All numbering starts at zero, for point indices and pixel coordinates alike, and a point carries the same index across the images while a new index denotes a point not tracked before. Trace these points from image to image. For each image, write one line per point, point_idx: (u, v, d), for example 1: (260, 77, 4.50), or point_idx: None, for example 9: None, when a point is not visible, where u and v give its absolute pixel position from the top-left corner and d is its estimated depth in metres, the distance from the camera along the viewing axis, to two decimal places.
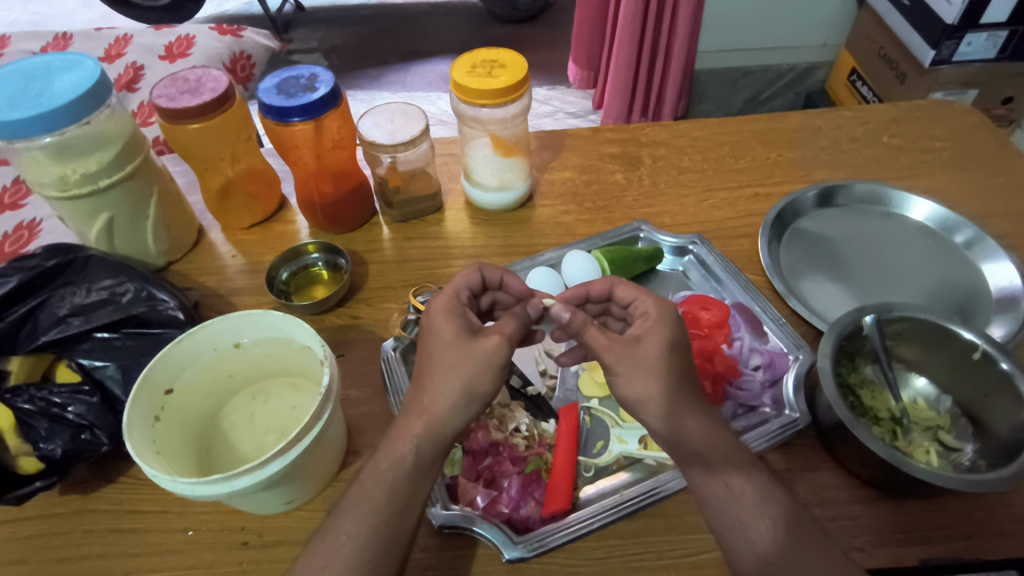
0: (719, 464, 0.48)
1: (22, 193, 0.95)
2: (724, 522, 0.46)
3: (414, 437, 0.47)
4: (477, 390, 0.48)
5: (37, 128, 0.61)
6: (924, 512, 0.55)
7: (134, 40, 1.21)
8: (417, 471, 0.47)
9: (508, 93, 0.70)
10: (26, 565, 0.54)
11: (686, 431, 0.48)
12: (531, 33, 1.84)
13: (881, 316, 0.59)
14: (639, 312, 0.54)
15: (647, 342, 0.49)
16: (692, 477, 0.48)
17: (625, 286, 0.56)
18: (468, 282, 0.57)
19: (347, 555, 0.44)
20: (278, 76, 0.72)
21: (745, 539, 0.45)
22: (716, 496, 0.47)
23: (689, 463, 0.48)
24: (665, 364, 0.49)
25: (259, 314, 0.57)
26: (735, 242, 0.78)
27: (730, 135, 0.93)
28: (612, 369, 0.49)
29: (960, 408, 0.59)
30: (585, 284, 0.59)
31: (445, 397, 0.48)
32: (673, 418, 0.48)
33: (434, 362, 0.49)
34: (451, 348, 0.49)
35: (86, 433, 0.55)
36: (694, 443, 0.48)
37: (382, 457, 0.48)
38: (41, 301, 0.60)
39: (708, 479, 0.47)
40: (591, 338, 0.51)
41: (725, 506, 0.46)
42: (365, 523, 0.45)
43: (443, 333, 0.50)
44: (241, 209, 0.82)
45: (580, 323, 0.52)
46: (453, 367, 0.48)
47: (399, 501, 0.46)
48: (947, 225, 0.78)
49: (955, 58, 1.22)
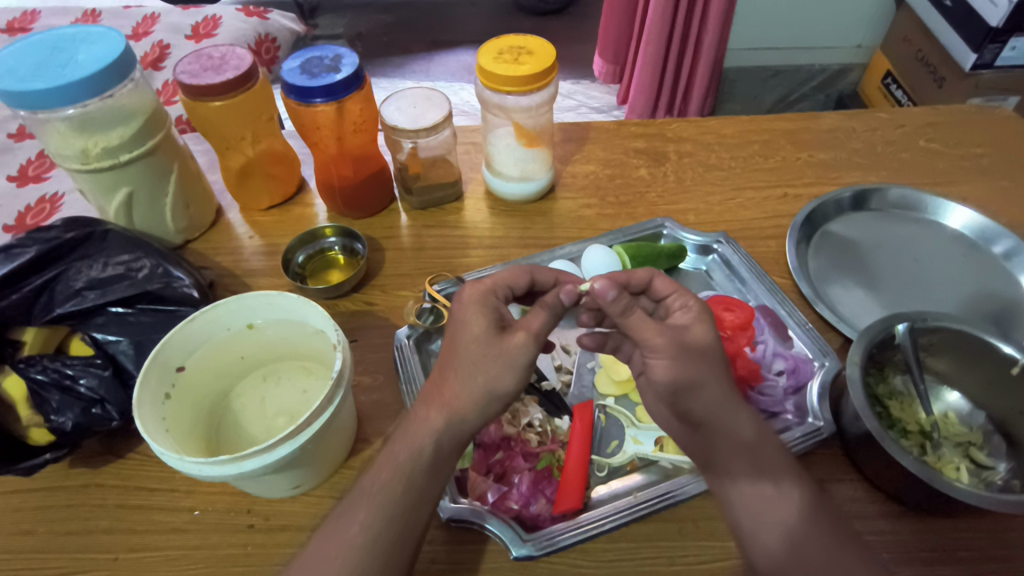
0: (768, 461, 0.46)
1: (46, 166, 0.95)
2: (755, 513, 0.44)
3: (434, 431, 0.46)
4: (498, 391, 0.46)
5: (61, 99, 0.61)
6: (951, 531, 0.52)
7: (161, 18, 1.20)
8: (434, 464, 0.46)
9: (535, 80, 0.68)
10: (32, 537, 0.54)
11: (736, 424, 0.47)
12: (557, 26, 1.82)
13: (915, 325, 0.57)
14: (676, 307, 0.52)
15: (692, 331, 0.48)
16: (732, 471, 0.46)
17: (664, 280, 0.54)
18: (512, 284, 0.55)
19: (360, 546, 0.43)
20: (301, 57, 0.71)
21: (771, 536, 0.43)
22: (756, 496, 0.45)
23: (739, 455, 0.46)
24: (706, 357, 0.48)
25: (273, 295, 0.56)
26: (761, 243, 0.76)
27: (760, 133, 0.91)
28: (654, 352, 0.47)
29: (993, 424, 0.57)
30: (622, 273, 0.55)
31: (468, 391, 0.46)
32: (725, 410, 0.47)
33: (461, 356, 0.47)
34: (482, 342, 0.47)
35: (97, 408, 0.55)
36: (745, 435, 0.46)
37: (399, 447, 0.46)
38: (57, 273, 0.59)
39: (754, 474, 0.45)
40: (639, 322, 0.48)
41: (762, 508, 0.44)
42: (379, 513, 0.44)
43: (474, 327, 0.48)
44: (260, 190, 0.81)
45: (625, 306, 0.48)
46: (483, 362, 0.46)
47: (416, 494, 0.45)
48: (987, 234, 0.74)
49: (997, 63, 1.18)
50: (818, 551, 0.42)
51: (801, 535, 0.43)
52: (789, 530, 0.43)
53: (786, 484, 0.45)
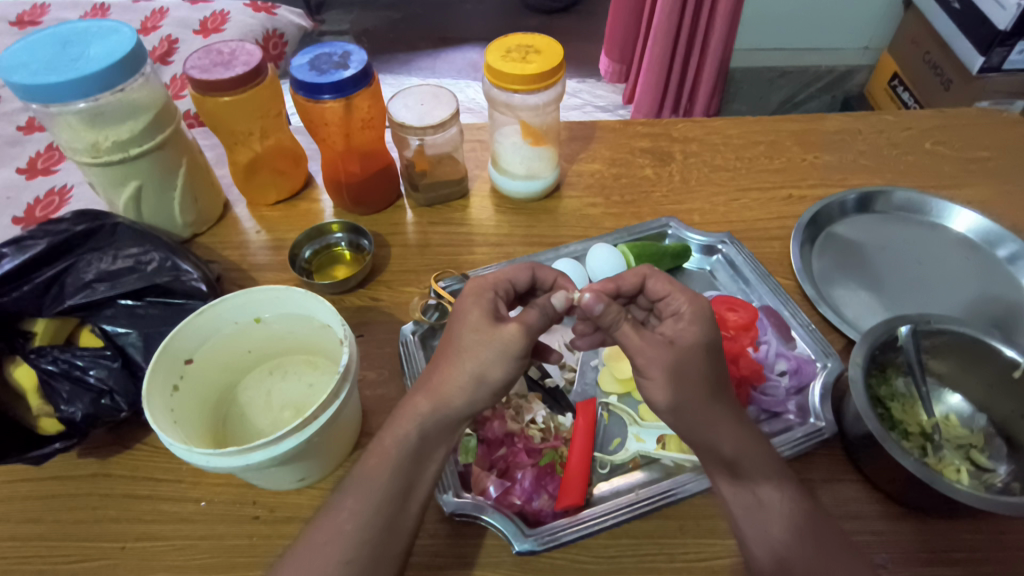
0: (751, 471, 0.46)
1: (55, 159, 0.96)
2: (746, 513, 0.45)
3: (418, 416, 0.46)
4: (489, 375, 0.46)
5: (73, 93, 0.61)
6: (950, 532, 0.53)
7: (170, 13, 1.21)
8: (417, 452, 0.46)
9: (542, 79, 0.68)
10: (41, 524, 0.55)
11: (718, 438, 0.47)
12: (563, 24, 1.82)
13: (917, 327, 0.58)
14: (669, 309, 0.52)
15: (676, 347, 0.48)
16: (713, 474, 0.48)
17: (659, 279, 0.53)
18: (513, 277, 0.55)
19: (348, 532, 0.43)
20: (310, 53, 0.72)
21: (757, 545, 0.44)
22: (737, 504, 0.46)
23: (718, 465, 0.47)
24: (690, 371, 0.47)
25: (281, 289, 0.56)
26: (766, 244, 0.76)
27: (766, 134, 0.91)
28: (643, 370, 0.47)
29: (995, 427, 0.57)
30: (612, 279, 0.55)
31: (455, 380, 0.46)
32: (705, 425, 0.47)
33: (459, 350, 0.47)
34: (477, 335, 0.47)
35: (106, 399, 0.55)
36: (725, 450, 0.47)
37: (386, 434, 0.47)
38: (68, 265, 0.60)
39: (734, 486, 0.46)
40: (625, 337, 0.48)
41: (749, 515, 0.45)
42: (370, 497, 0.44)
43: (471, 324, 0.47)
44: (268, 185, 0.82)
45: (614, 317, 0.48)
46: (475, 349, 0.46)
47: (404, 478, 0.45)
48: (990, 238, 0.75)
49: (1004, 66, 1.17)
50: (803, 567, 0.42)
51: (789, 547, 0.44)
52: (774, 543, 0.44)
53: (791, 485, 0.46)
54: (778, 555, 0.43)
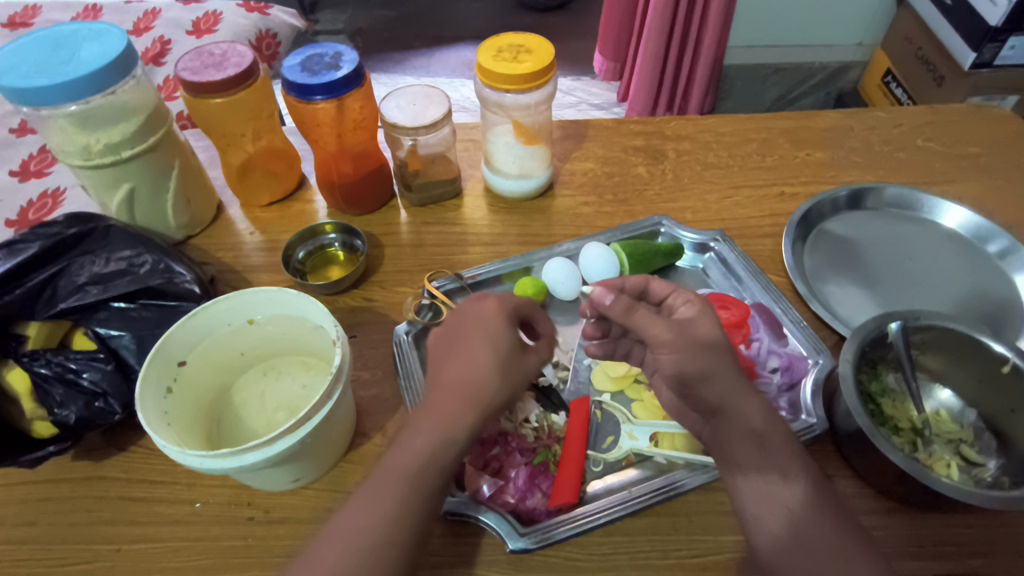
0: (775, 449, 0.47)
1: (48, 161, 0.96)
2: (757, 502, 0.45)
3: (467, 425, 0.45)
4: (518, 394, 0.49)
5: (63, 97, 0.61)
6: (942, 527, 0.53)
7: (162, 14, 1.21)
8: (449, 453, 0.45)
9: (533, 79, 0.68)
10: (36, 527, 0.55)
11: (746, 408, 0.49)
12: (558, 22, 1.82)
13: (907, 324, 0.58)
14: (677, 304, 0.52)
15: (698, 326, 0.50)
16: (740, 460, 0.48)
17: (660, 281, 0.54)
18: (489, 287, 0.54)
19: None
20: (301, 54, 0.72)
21: (773, 520, 0.44)
22: (760, 484, 0.46)
23: (747, 441, 0.48)
24: (710, 350, 0.49)
25: (273, 291, 0.56)
26: (757, 241, 0.76)
27: (759, 132, 0.91)
28: (661, 346, 0.49)
29: (984, 422, 0.57)
30: (616, 279, 0.55)
31: (496, 397, 0.47)
32: (736, 396, 0.49)
33: (494, 367, 0.47)
34: (509, 354, 0.49)
35: (99, 402, 0.55)
36: (754, 422, 0.48)
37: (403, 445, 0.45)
38: (61, 268, 0.60)
39: (762, 477, 0.46)
40: (643, 320, 0.50)
41: (761, 498, 0.45)
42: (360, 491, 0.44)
43: (500, 340, 0.49)
44: (260, 186, 0.82)
45: (625, 306, 0.50)
46: (510, 372, 0.48)
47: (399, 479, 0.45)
48: (981, 233, 0.75)
49: (996, 62, 1.18)
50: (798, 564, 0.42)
51: (803, 530, 0.43)
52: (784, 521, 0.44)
53: (792, 477, 0.46)
54: (790, 533, 0.43)
